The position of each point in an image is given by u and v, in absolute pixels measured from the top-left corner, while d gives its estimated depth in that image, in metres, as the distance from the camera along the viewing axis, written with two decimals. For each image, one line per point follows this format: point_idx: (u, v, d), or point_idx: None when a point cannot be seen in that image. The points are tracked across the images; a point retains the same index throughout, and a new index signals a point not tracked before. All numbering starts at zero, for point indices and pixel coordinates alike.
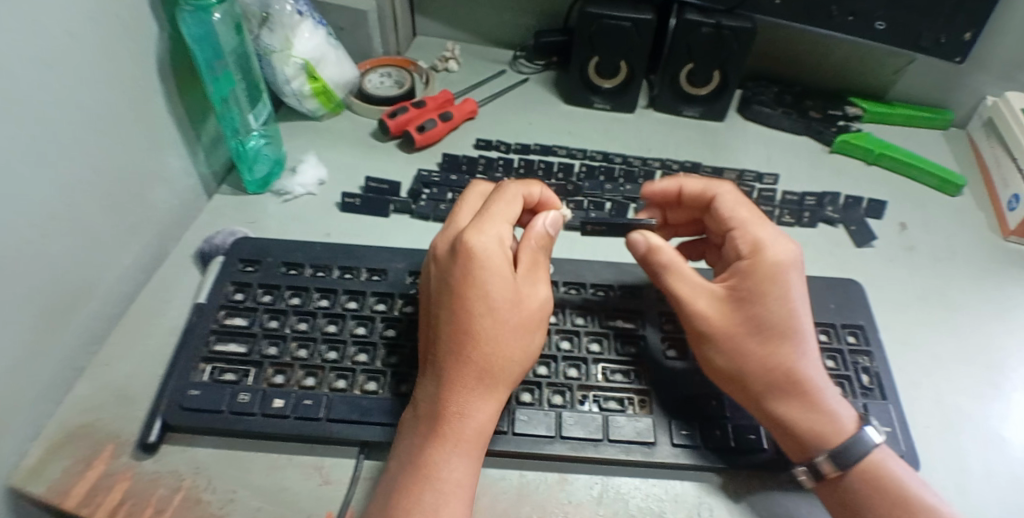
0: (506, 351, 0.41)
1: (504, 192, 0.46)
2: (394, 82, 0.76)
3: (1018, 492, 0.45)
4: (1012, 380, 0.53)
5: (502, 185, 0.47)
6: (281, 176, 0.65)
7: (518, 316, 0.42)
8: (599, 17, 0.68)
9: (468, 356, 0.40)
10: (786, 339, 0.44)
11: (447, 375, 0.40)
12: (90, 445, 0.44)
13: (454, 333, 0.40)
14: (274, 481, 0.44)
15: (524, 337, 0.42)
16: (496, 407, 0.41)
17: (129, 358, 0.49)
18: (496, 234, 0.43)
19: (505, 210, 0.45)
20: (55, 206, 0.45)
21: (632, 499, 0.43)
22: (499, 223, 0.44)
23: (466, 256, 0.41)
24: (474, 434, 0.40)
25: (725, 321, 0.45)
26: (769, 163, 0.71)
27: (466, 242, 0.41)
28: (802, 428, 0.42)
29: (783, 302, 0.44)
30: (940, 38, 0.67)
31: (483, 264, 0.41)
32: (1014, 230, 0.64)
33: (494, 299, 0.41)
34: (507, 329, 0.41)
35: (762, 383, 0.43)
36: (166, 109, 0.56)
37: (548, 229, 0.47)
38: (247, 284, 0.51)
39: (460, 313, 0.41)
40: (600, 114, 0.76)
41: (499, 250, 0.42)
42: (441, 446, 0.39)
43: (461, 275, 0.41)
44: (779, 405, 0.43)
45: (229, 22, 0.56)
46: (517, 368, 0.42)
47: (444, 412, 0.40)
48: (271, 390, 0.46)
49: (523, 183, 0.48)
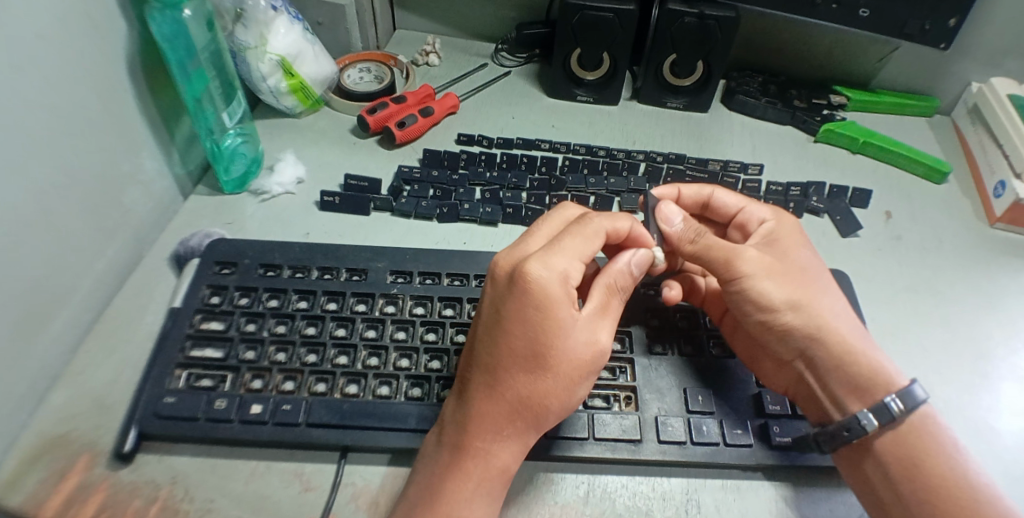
0: (544, 397, 0.39)
1: (586, 226, 0.43)
2: (374, 77, 0.74)
3: (1007, 481, 0.45)
4: (999, 367, 0.53)
5: (590, 217, 0.44)
6: (259, 175, 0.63)
7: (568, 367, 0.40)
8: (580, 8, 0.67)
9: (504, 393, 0.39)
10: (823, 291, 0.46)
11: (479, 409, 0.39)
12: (63, 456, 0.43)
13: (489, 365, 0.39)
14: (254, 489, 0.43)
15: (569, 387, 0.40)
16: (524, 450, 0.40)
17: (105, 365, 0.48)
18: (562, 269, 0.41)
19: (584, 246, 0.42)
20: (24, 213, 0.43)
21: (619, 498, 0.43)
22: (569, 257, 0.41)
23: (524, 288, 0.39)
24: (497, 474, 0.39)
25: (771, 268, 0.46)
26: (754, 154, 0.71)
27: (525, 274, 0.39)
28: (858, 380, 0.42)
29: (807, 254, 0.48)
30: (925, 26, 0.67)
31: (541, 302, 0.39)
32: (1000, 217, 0.64)
33: (544, 343, 0.39)
34: (550, 376, 0.39)
35: (818, 327, 0.44)
36: (138, 109, 0.54)
37: (634, 269, 0.45)
38: (223, 287, 0.50)
39: (502, 347, 0.39)
40: (583, 106, 0.75)
41: (562, 289, 0.40)
42: (460, 484, 0.38)
43: (514, 308, 0.39)
44: (830, 354, 0.43)
45: (201, 19, 0.54)
46: (553, 416, 0.40)
47: (470, 445, 0.39)
48: (248, 395, 0.45)
49: (611, 219, 0.45)
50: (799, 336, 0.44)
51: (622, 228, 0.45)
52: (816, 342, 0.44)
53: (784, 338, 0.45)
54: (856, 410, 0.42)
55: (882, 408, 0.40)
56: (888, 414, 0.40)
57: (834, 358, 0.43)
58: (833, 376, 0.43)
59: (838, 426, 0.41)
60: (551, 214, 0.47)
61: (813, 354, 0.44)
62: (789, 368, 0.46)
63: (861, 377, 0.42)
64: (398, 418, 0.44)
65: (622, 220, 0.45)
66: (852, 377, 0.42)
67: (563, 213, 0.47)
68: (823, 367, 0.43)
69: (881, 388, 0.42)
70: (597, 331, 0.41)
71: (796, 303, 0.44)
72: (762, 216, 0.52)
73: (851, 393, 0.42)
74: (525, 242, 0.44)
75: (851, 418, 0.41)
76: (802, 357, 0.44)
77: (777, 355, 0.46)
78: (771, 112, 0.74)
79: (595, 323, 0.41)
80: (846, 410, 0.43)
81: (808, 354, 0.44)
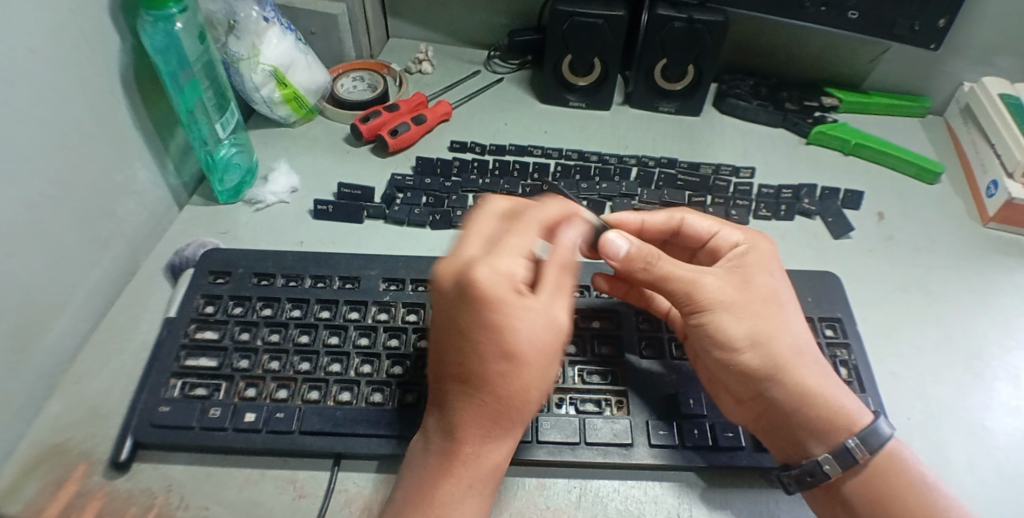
0: (521, 393, 0.39)
1: (522, 222, 0.42)
2: (367, 85, 0.75)
3: (1000, 483, 0.45)
4: (992, 367, 0.53)
5: (524, 215, 0.43)
6: (253, 185, 0.64)
7: (538, 356, 0.38)
8: (570, 15, 0.68)
9: (481, 398, 0.38)
10: (784, 321, 0.44)
11: (459, 417, 0.39)
12: (60, 465, 0.43)
13: (463, 375, 0.38)
14: (248, 496, 0.43)
15: (542, 375, 0.39)
16: (514, 441, 0.40)
17: (101, 375, 0.48)
18: (508, 269, 0.39)
19: (521, 241, 0.40)
20: (20, 225, 0.44)
21: (610, 502, 0.43)
22: (513, 256, 0.40)
23: (474, 298, 0.38)
24: (491, 472, 0.39)
25: (734, 300, 0.44)
26: (745, 156, 0.71)
27: (472, 283, 0.38)
28: (817, 422, 0.42)
29: (772, 282, 0.46)
30: (914, 26, 0.67)
31: (494, 306, 0.38)
32: (993, 216, 0.64)
33: (507, 342, 0.37)
34: (522, 372, 0.38)
35: (780, 368, 0.43)
36: (132, 122, 0.55)
37: (575, 241, 0.43)
38: (217, 296, 0.51)
39: (468, 356, 0.38)
40: (576, 111, 0.76)
41: (512, 287, 0.38)
42: (452, 486, 0.38)
43: (469, 319, 0.38)
44: (795, 394, 0.42)
45: (193, 32, 0.54)
46: (532, 404, 0.39)
47: (458, 449, 0.39)
48: (242, 404, 0.45)
49: (543, 208, 0.44)
50: (759, 377, 0.43)
51: (557, 213, 0.44)
52: (777, 381, 0.43)
53: (745, 378, 0.44)
54: (820, 453, 0.41)
55: (843, 452, 0.40)
56: (848, 456, 0.40)
57: (795, 400, 0.42)
58: (795, 417, 0.42)
59: (802, 471, 0.41)
60: (479, 210, 0.44)
61: (772, 396, 0.43)
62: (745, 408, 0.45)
63: (823, 420, 0.42)
64: (391, 424, 0.44)
65: (557, 205, 0.45)
66: (812, 419, 0.42)
67: (492, 207, 0.44)
68: (783, 408, 0.43)
69: (841, 431, 0.41)
70: (556, 312, 0.40)
71: (756, 339, 0.43)
72: (736, 238, 0.49)
73: (812, 436, 0.42)
74: (462, 245, 0.42)
75: (814, 463, 0.41)
76: (759, 398, 0.44)
77: (733, 392, 0.45)
78: (762, 115, 0.75)
79: (553, 304, 0.40)
80: (809, 453, 0.42)
81: (767, 395, 0.43)
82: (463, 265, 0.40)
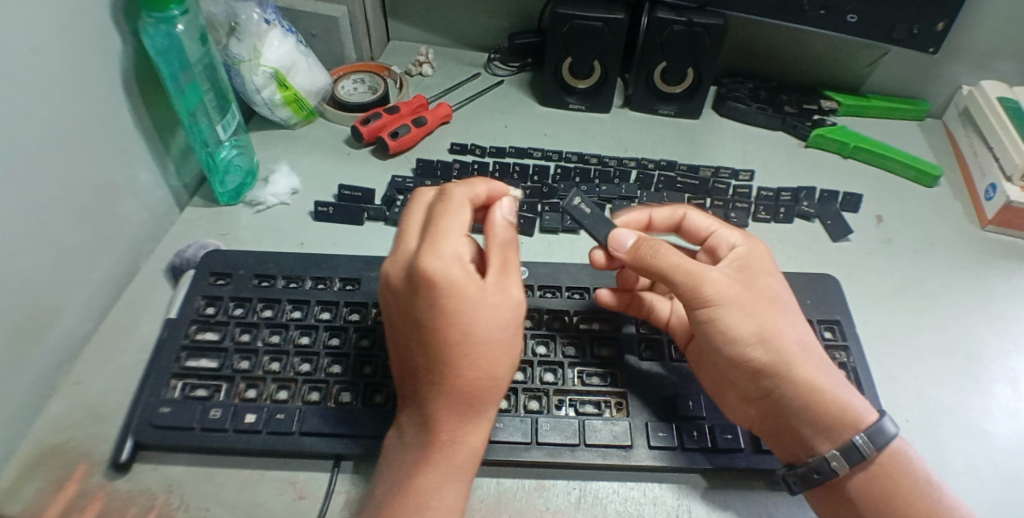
0: (487, 372, 0.39)
1: (451, 201, 0.42)
2: (368, 88, 0.75)
3: (999, 484, 0.45)
4: (990, 369, 0.53)
5: (450, 193, 0.43)
6: (254, 186, 0.64)
7: (493, 336, 0.39)
8: (571, 18, 0.68)
9: (447, 385, 0.38)
10: (785, 316, 0.44)
11: (430, 406, 0.39)
12: (61, 466, 0.43)
13: (427, 366, 0.39)
14: (248, 497, 0.43)
15: (504, 350, 0.39)
16: (487, 426, 0.40)
17: (101, 376, 0.49)
18: (454, 252, 0.39)
19: (457, 223, 0.41)
20: (22, 226, 0.44)
21: (610, 503, 0.43)
22: (453, 239, 0.40)
23: (425, 286, 0.38)
24: (466, 458, 0.39)
25: (737, 297, 0.43)
26: (745, 159, 0.71)
27: (421, 271, 0.38)
28: (825, 420, 0.41)
29: (774, 280, 0.45)
30: (913, 30, 0.67)
31: (444, 290, 0.38)
32: (991, 219, 0.64)
33: (462, 325, 0.38)
34: (480, 350, 0.38)
35: (788, 366, 0.42)
36: (133, 123, 0.55)
37: (507, 218, 0.44)
38: (218, 297, 0.51)
39: (430, 346, 0.39)
40: (576, 114, 0.76)
41: (464, 271, 0.39)
42: (429, 477, 0.38)
43: (426, 308, 0.38)
44: (802, 391, 0.41)
45: (194, 34, 0.55)
46: (502, 389, 0.40)
47: (433, 438, 0.39)
48: (243, 405, 0.45)
49: (467, 186, 0.44)
50: (768, 375, 0.42)
51: (480, 193, 0.45)
52: (785, 380, 0.42)
53: (753, 376, 0.43)
54: (827, 451, 0.41)
55: (851, 449, 0.39)
56: (856, 455, 0.39)
57: (804, 398, 0.41)
58: (802, 417, 0.41)
59: (808, 469, 0.40)
60: (409, 204, 0.44)
61: (781, 394, 0.42)
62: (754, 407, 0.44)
63: (832, 418, 0.41)
64: (391, 425, 0.44)
65: (478, 186, 0.45)
66: (818, 418, 0.41)
67: (421, 198, 0.44)
68: (791, 407, 0.42)
69: (848, 428, 0.40)
70: (506, 289, 0.40)
71: (764, 337, 0.42)
72: (734, 239, 0.49)
73: (819, 435, 0.41)
74: (402, 240, 0.42)
75: (821, 460, 0.40)
76: (770, 397, 0.43)
77: (743, 392, 0.44)
78: (762, 118, 0.75)
79: (504, 282, 0.40)
80: (815, 451, 0.41)
81: (777, 394, 0.42)
82: (409, 258, 0.40)
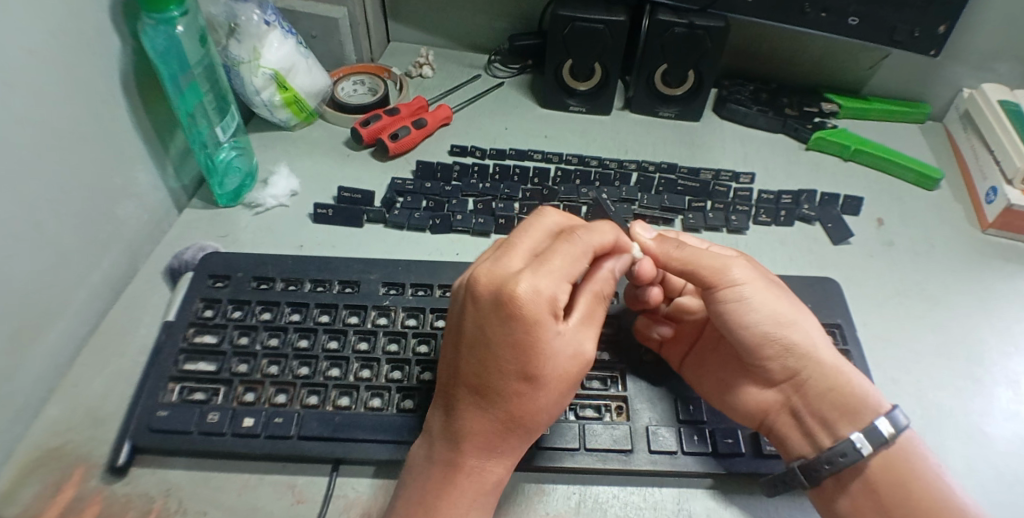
0: (538, 415, 0.39)
1: (574, 244, 0.40)
2: (367, 89, 0.75)
3: (1001, 489, 0.45)
4: (991, 373, 0.53)
5: (576, 233, 0.41)
6: (253, 188, 0.64)
7: (558, 383, 0.39)
8: (571, 19, 0.68)
9: (495, 413, 0.38)
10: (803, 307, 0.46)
11: (469, 429, 0.39)
12: (58, 469, 0.43)
13: (480, 388, 0.38)
14: (246, 501, 0.43)
15: (560, 399, 0.39)
16: (517, 458, 0.40)
17: (99, 378, 0.48)
18: (551, 291, 0.38)
19: (568, 265, 0.39)
20: (20, 228, 0.44)
21: (610, 508, 0.43)
22: (556, 279, 0.38)
23: (511, 317, 0.37)
24: (494, 487, 0.39)
25: (759, 279, 0.45)
26: (745, 161, 0.71)
27: (513, 298, 0.37)
28: (847, 402, 0.42)
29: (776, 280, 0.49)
30: (914, 32, 0.67)
31: (532, 327, 0.37)
32: (992, 222, 0.64)
33: (532, 364, 0.37)
34: (542, 394, 0.38)
35: (812, 346, 0.44)
36: (132, 125, 0.55)
37: (614, 273, 0.44)
38: (217, 300, 0.50)
39: (489, 371, 0.38)
40: (576, 116, 0.76)
41: (552, 312, 0.38)
42: (454, 498, 0.38)
43: (500, 336, 0.37)
44: (826, 372, 0.43)
45: (194, 35, 0.54)
46: (544, 428, 0.40)
47: (462, 461, 0.39)
48: (241, 408, 0.45)
49: (599, 233, 0.42)
50: (796, 355, 0.44)
51: (608, 240, 0.43)
52: (811, 361, 0.43)
53: (781, 358, 0.44)
54: (849, 434, 0.41)
55: (874, 430, 0.40)
56: (880, 437, 0.40)
57: (828, 379, 0.43)
58: (826, 399, 0.43)
59: (833, 452, 0.41)
60: (531, 223, 0.43)
61: (807, 375, 0.43)
62: (774, 392, 0.45)
63: (852, 399, 0.42)
64: (390, 429, 0.44)
65: (608, 233, 0.43)
66: (840, 401, 0.42)
67: (547, 222, 0.43)
68: (814, 389, 0.43)
69: (869, 411, 0.42)
70: (584, 342, 0.40)
71: (791, 317, 0.44)
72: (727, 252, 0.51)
73: (842, 417, 0.42)
74: (506, 254, 0.40)
75: (846, 443, 0.40)
76: (794, 379, 0.44)
77: (769, 376, 0.45)
78: (763, 120, 0.75)
79: (582, 334, 0.40)
80: (837, 435, 0.42)
81: (801, 376, 0.44)
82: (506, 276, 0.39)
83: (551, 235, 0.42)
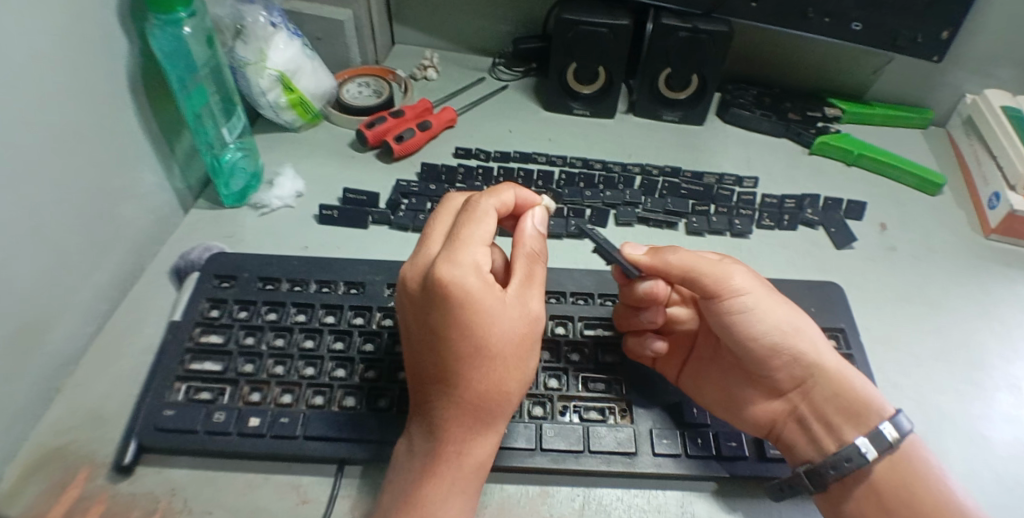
0: (498, 386, 0.38)
1: (476, 212, 0.40)
2: (372, 91, 0.75)
3: (1003, 493, 0.45)
4: (993, 377, 0.53)
5: (474, 202, 0.41)
6: (258, 189, 0.64)
7: (507, 348, 0.38)
8: (575, 23, 0.68)
9: (459, 396, 0.38)
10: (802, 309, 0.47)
11: (441, 416, 0.38)
12: (64, 468, 0.43)
13: (440, 374, 0.38)
14: (251, 501, 0.43)
15: (518, 366, 0.39)
16: (495, 439, 0.40)
17: (105, 378, 0.49)
18: (472, 262, 0.38)
19: (482, 232, 0.39)
20: (27, 229, 0.44)
21: (613, 511, 0.43)
22: (474, 248, 0.38)
23: (443, 296, 0.36)
24: (475, 469, 0.39)
25: (762, 288, 0.46)
26: (748, 165, 0.71)
27: (438, 279, 0.36)
28: (852, 406, 0.43)
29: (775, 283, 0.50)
30: (917, 38, 0.67)
31: (467, 300, 0.36)
32: (995, 228, 0.64)
33: (479, 336, 0.37)
34: (495, 364, 0.38)
35: (818, 354, 0.44)
36: (138, 125, 0.55)
37: (536, 229, 0.43)
38: (223, 300, 0.51)
39: (445, 355, 0.37)
40: (580, 119, 0.76)
41: (482, 281, 0.37)
42: (435, 486, 0.38)
43: (442, 317, 0.37)
44: (832, 378, 0.44)
45: (201, 37, 0.56)
46: (512, 400, 0.39)
47: (441, 450, 0.38)
48: (247, 408, 0.45)
49: (495, 196, 0.42)
50: (802, 364, 0.45)
51: (506, 199, 0.43)
52: (817, 370, 0.44)
53: (788, 367, 0.45)
54: (853, 437, 0.43)
55: (879, 435, 0.41)
56: (884, 441, 0.41)
57: (832, 384, 0.44)
58: (831, 404, 0.44)
59: (839, 457, 0.41)
60: (436, 209, 0.43)
61: (813, 383, 0.45)
62: (781, 400, 0.46)
63: (857, 404, 0.43)
64: (396, 430, 0.44)
65: (507, 193, 0.43)
66: (845, 405, 0.43)
67: (451, 203, 0.43)
68: (820, 395, 0.44)
69: (875, 415, 0.42)
70: (527, 303, 0.39)
71: (797, 326, 0.45)
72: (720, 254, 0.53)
73: (847, 421, 0.43)
74: (425, 242, 0.41)
75: (852, 448, 0.41)
76: (801, 387, 0.45)
77: (776, 384, 0.46)
78: (766, 125, 0.75)
79: (524, 295, 0.39)
80: (843, 440, 0.43)
81: (807, 385, 0.45)
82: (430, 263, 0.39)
83: (456, 214, 0.42)
